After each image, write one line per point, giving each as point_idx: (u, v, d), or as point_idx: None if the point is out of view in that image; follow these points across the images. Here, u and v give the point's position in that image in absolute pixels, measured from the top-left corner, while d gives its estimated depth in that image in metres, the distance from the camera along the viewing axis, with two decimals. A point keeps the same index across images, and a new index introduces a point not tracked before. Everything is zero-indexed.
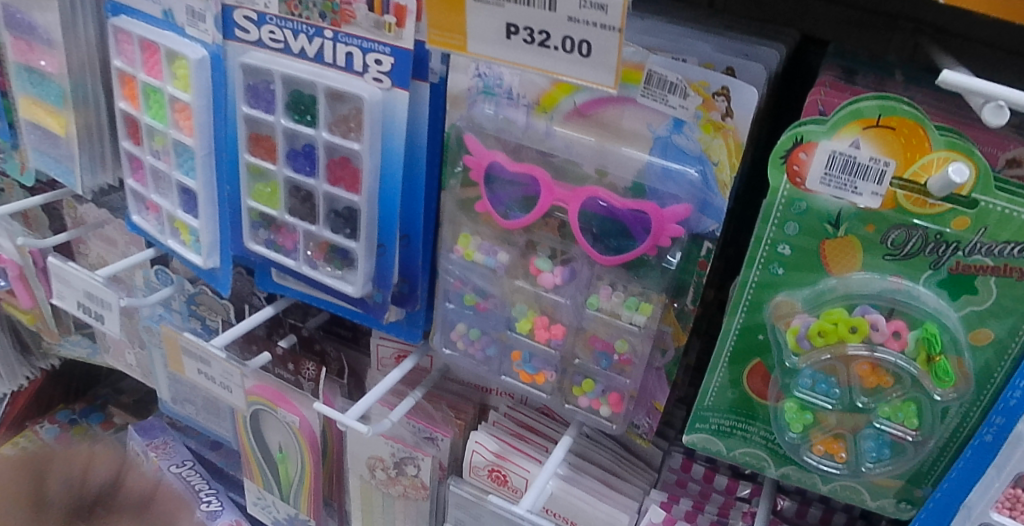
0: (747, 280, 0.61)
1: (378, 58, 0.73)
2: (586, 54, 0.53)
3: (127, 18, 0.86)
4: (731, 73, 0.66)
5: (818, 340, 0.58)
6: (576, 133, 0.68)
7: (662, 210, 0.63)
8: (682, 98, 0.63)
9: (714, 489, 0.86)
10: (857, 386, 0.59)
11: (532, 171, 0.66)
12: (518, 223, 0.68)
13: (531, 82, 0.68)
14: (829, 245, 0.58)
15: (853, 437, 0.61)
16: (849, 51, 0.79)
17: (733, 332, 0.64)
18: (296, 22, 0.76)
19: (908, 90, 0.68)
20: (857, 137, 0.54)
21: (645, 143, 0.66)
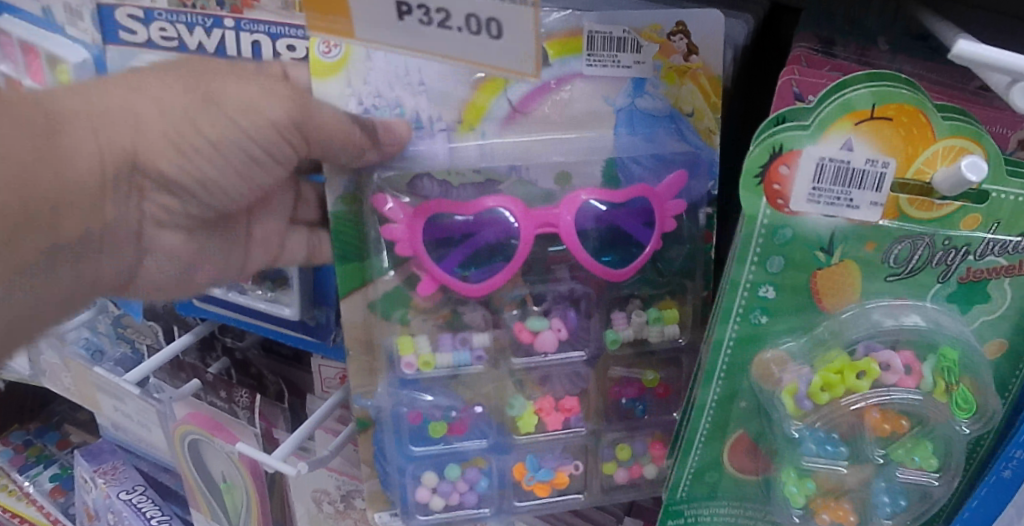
0: (724, 339, 0.52)
1: (292, 44, 0.64)
2: (495, 36, 0.38)
3: (8, 18, 0.77)
4: (682, 28, 0.57)
5: (822, 398, 0.49)
6: (522, 137, 0.58)
7: (657, 188, 0.57)
8: (634, 53, 0.57)
9: None
10: (869, 438, 0.50)
11: (500, 206, 0.55)
12: (489, 284, 0.57)
13: (444, 97, 0.57)
14: (820, 276, 0.51)
15: (862, 496, 0.53)
16: (823, 17, 0.70)
17: (709, 406, 0.54)
18: (188, 13, 0.64)
19: (895, 60, 0.59)
20: (850, 135, 0.46)
21: (607, 119, 0.59)
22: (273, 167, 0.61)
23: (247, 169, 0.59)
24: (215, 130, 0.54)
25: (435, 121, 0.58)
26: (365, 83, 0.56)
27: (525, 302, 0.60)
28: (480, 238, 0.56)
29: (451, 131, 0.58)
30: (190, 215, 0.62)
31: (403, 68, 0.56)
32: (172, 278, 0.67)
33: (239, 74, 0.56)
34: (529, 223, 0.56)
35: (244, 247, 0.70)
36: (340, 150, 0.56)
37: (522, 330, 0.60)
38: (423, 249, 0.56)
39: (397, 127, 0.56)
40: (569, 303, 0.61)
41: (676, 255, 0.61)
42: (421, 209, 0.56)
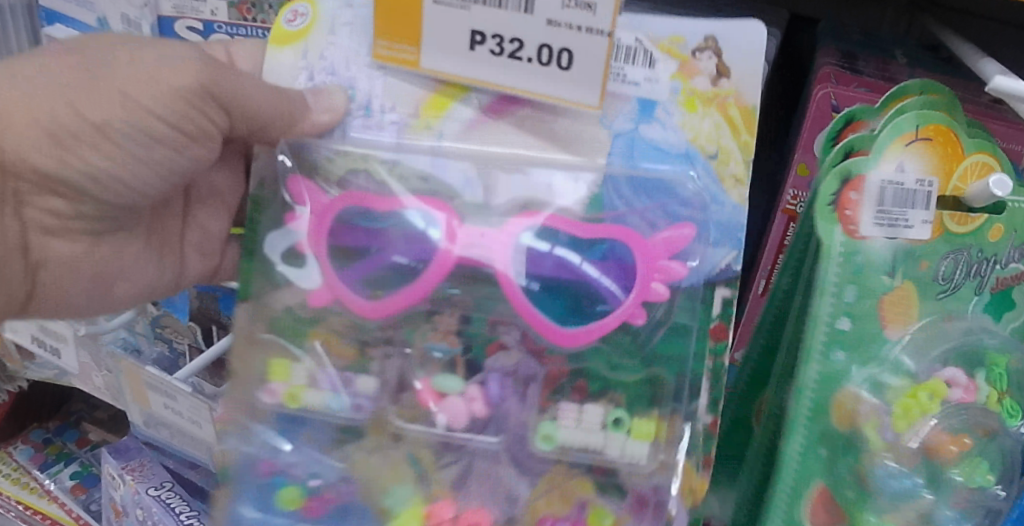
0: (806, 375, 0.54)
1: None
2: (566, 66, 0.48)
3: (62, 27, 0.81)
4: (710, 42, 0.54)
5: (899, 423, 0.52)
6: (483, 147, 0.54)
7: (645, 241, 0.51)
8: (647, 68, 0.54)
9: None
10: (946, 459, 0.53)
11: (419, 204, 0.52)
12: (389, 305, 0.51)
13: (397, 90, 0.54)
14: (887, 301, 0.55)
15: (935, 521, 0.54)
16: (842, 31, 0.74)
17: (796, 451, 0.54)
18: (249, 27, 0.67)
19: (914, 75, 0.63)
20: (902, 158, 0.52)
21: (597, 144, 0.54)
22: (189, 149, 0.58)
23: (156, 151, 0.57)
24: (99, 111, 0.54)
25: (386, 111, 0.55)
26: (319, 58, 0.57)
27: (453, 363, 0.54)
28: (387, 257, 0.52)
29: (402, 128, 0.55)
30: (87, 220, 0.61)
31: (363, 49, 0.55)
32: (93, 282, 0.66)
33: (140, 46, 0.56)
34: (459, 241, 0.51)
35: (178, 251, 0.71)
36: (280, 120, 0.56)
37: (425, 391, 0.53)
38: (326, 259, 0.52)
39: (336, 92, 0.55)
40: (506, 377, 0.53)
41: (659, 331, 0.52)
42: (327, 208, 0.51)
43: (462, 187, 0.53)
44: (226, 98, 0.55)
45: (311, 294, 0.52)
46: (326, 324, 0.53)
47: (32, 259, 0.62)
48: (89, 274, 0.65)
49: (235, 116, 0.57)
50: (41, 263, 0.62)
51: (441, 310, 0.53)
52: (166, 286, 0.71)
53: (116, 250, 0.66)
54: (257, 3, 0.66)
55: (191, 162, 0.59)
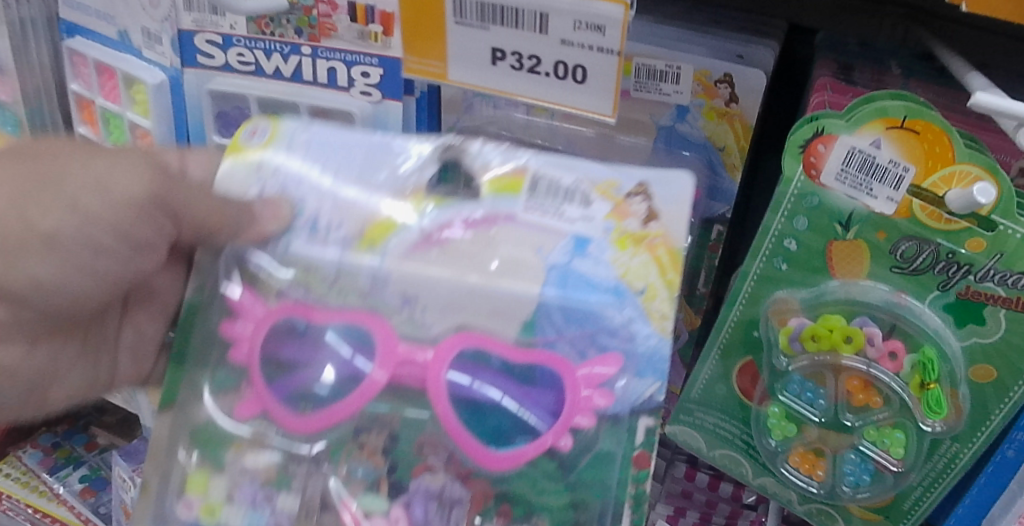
0: (748, 272, 0.61)
1: (365, 70, 0.64)
2: (580, 80, 0.50)
3: (83, 39, 0.83)
4: (728, 80, 0.60)
5: (810, 344, 0.59)
6: (429, 270, 0.53)
7: (575, 370, 0.50)
8: (583, 207, 0.52)
9: (720, 498, 0.79)
10: (844, 402, 0.60)
11: (355, 320, 0.53)
12: (326, 418, 0.52)
13: (344, 207, 0.54)
14: (838, 247, 0.58)
15: (833, 457, 0.62)
16: (839, 43, 0.76)
17: (728, 323, 0.64)
18: (267, 41, 0.67)
19: (907, 85, 0.66)
20: (879, 136, 0.53)
21: (537, 273, 0.51)
22: (137, 260, 0.58)
23: (97, 266, 0.56)
24: (47, 220, 0.53)
25: (331, 228, 0.54)
26: (273, 174, 0.56)
27: (376, 484, 0.52)
28: (314, 371, 0.53)
29: (347, 246, 0.54)
30: (24, 323, 0.60)
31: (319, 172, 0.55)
32: (21, 388, 0.64)
33: (97, 184, 0.53)
34: (390, 355, 0.52)
35: (111, 358, 0.69)
36: (228, 229, 0.54)
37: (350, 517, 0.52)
38: (258, 364, 0.54)
39: (282, 203, 0.55)
40: (429, 501, 0.51)
41: (585, 457, 0.49)
42: (269, 314, 0.54)
43: (400, 306, 0.53)
44: (180, 208, 0.55)
45: (246, 399, 0.54)
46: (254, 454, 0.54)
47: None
48: (20, 379, 0.64)
49: (186, 224, 0.56)
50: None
51: (371, 429, 0.53)
52: (97, 392, 0.70)
53: (49, 350, 0.65)
54: (276, 17, 0.65)
55: (138, 272, 0.59)
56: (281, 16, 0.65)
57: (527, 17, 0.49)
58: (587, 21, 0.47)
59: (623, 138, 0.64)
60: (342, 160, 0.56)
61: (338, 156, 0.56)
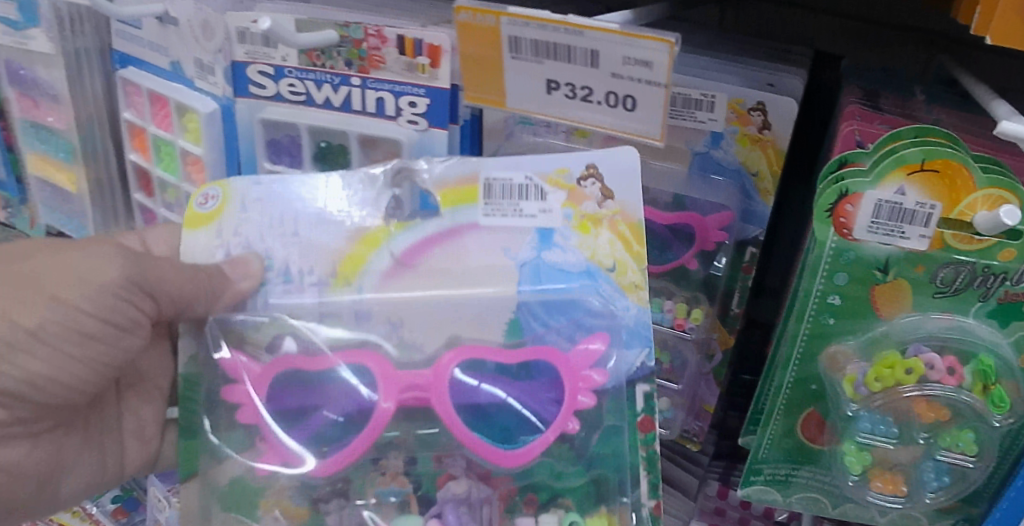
0: (798, 333, 0.59)
1: (412, 100, 0.68)
2: (631, 109, 0.53)
3: (135, 69, 0.86)
4: (761, 108, 0.62)
5: (875, 385, 0.57)
6: (405, 292, 0.58)
7: (566, 355, 0.56)
8: (540, 200, 0.58)
9: (753, 515, 0.81)
10: (915, 422, 0.57)
11: (354, 360, 0.56)
12: (336, 461, 0.55)
13: (312, 251, 0.59)
14: (880, 290, 0.57)
15: (913, 469, 0.59)
16: (863, 70, 0.78)
17: (785, 385, 0.61)
18: (318, 72, 0.70)
19: (932, 111, 0.68)
20: (902, 183, 0.53)
21: (509, 275, 0.58)
22: (122, 338, 0.60)
23: (78, 350, 0.58)
24: (31, 315, 0.56)
25: (305, 276, 0.59)
26: (234, 234, 0.60)
27: (406, 503, 0.58)
28: (319, 418, 0.56)
29: (324, 288, 0.59)
30: (24, 421, 0.61)
31: (277, 222, 0.60)
32: (32, 484, 0.65)
33: (68, 269, 0.57)
34: (389, 389, 0.55)
35: (119, 440, 0.70)
36: (206, 297, 0.58)
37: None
38: (269, 425, 0.56)
39: (250, 259, 0.59)
40: (459, 506, 0.57)
41: (595, 436, 0.57)
42: (263, 372, 0.57)
43: (388, 332, 0.58)
44: (154, 286, 0.58)
45: (261, 455, 0.57)
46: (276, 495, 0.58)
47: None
48: (28, 478, 0.64)
49: (160, 299, 0.58)
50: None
51: (387, 454, 0.57)
52: (110, 473, 0.70)
53: (54, 449, 0.65)
54: (327, 50, 0.69)
55: (122, 352, 0.61)
56: (332, 48, 0.69)
57: (577, 53, 0.52)
58: (635, 58, 0.50)
59: (657, 165, 0.67)
60: (293, 208, 0.60)
61: (288, 205, 0.60)
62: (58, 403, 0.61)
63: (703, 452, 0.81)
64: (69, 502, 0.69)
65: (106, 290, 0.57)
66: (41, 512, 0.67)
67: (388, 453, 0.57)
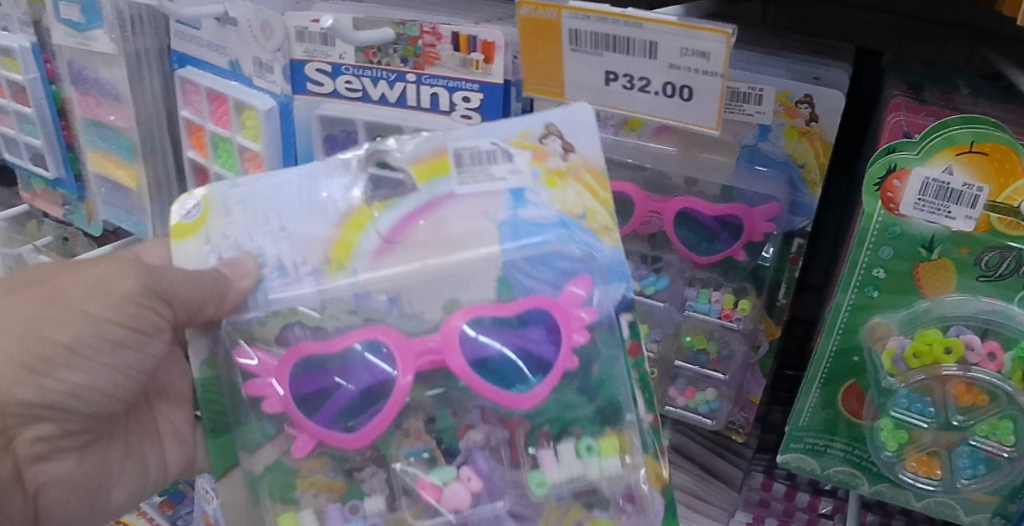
0: (842, 303, 0.61)
1: (466, 95, 0.71)
2: (687, 98, 0.56)
3: (193, 68, 0.89)
4: (809, 101, 0.63)
5: (913, 361, 0.58)
6: (398, 268, 0.57)
7: (556, 299, 0.56)
8: (508, 162, 0.57)
9: (797, 507, 0.80)
10: (953, 405, 0.58)
11: (368, 336, 0.54)
12: (366, 432, 0.54)
13: (307, 242, 0.57)
14: (925, 268, 0.58)
15: (947, 454, 0.59)
16: (906, 65, 0.79)
17: (827, 355, 0.63)
18: (375, 69, 0.74)
19: (978, 104, 0.68)
20: (950, 163, 0.54)
21: (491, 236, 0.58)
22: (148, 344, 0.62)
23: (113, 359, 0.61)
24: (63, 332, 0.59)
25: (300, 267, 0.57)
26: (223, 237, 0.57)
27: (433, 457, 0.57)
28: (341, 393, 0.55)
29: (319, 276, 0.57)
30: (72, 434, 0.64)
31: (263, 219, 0.57)
32: (83, 494, 0.68)
33: (86, 288, 0.60)
34: (406, 357, 0.55)
35: (158, 448, 0.73)
36: (214, 301, 0.55)
37: (422, 485, 0.56)
38: (297, 406, 0.54)
39: (245, 259, 0.56)
40: (482, 451, 0.57)
41: (592, 368, 0.57)
42: (285, 358, 0.54)
43: (389, 307, 0.57)
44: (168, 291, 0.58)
45: (295, 442, 0.54)
46: (310, 470, 0.56)
47: (28, 490, 0.64)
48: (78, 488, 0.67)
49: (177, 302, 0.58)
50: (38, 490, 0.65)
51: (406, 413, 0.57)
52: (153, 483, 0.73)
53: (98, 460, 0.69)
54: (384, 48, 0.73)
55: (151, 356, 0.64)
56: (389, 46, 0.72)
57: (637, 44, 0.55)
58: (693, 49, 0.53)
59: (707, 157, 0.69)
60: (277, 203, 0.57)
61: (274, 201, 0.57)
62: (97, 413, 0.64)
63: (747, 445, 0.84)
64: (120, 511, 0.72)
65: (124, 303, 0.60)
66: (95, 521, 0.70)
67: (409, 415, 0.57)
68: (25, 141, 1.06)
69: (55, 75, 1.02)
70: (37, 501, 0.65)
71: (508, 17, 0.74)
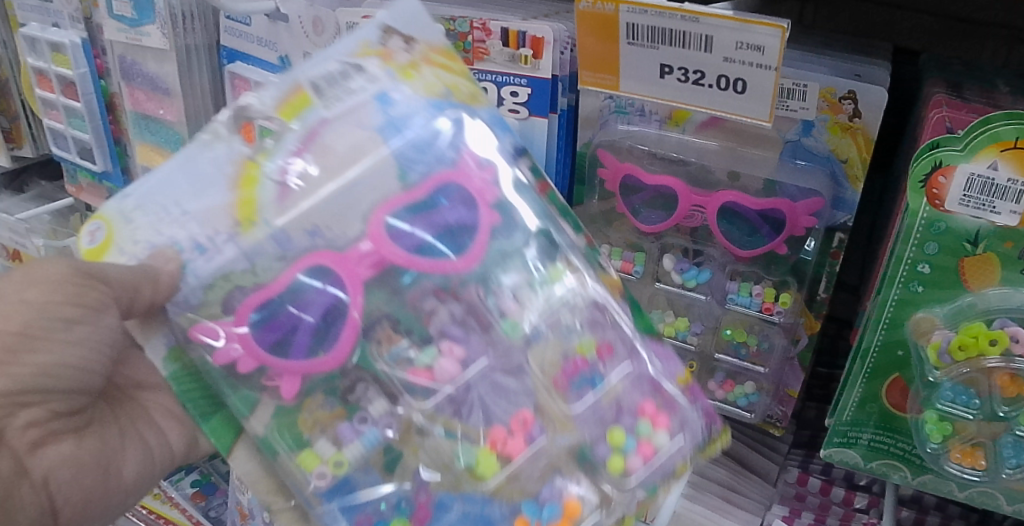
0: (887, 298, 0.62)
1: (514, 90, 0.72)
2: (741, 91, 0.58)
3: (241, 64, 0.91)
4: (852, 97, 0.65)
5: (958, 354, 0.58)
6: (306, 202, 0.56)
7: (457, 167, 0.57)
8: (361, 74, 0.59)
9: (832, 501, 0.81)
10: (998, 396, 0.58)
11: (311, 263, 0.55)
12: (338, 353, 0.55)
13: (212, 214, 0.56)
14: (970, 262, 0.59)
15: (992, 445, 0.60)
16: (945, 63, 0.80)
17: (872, 350, 0.63)
18: None
19: (1018, 101, 0.69)
20: (995, 159, 0.55)
21: (373, 141, 0.57)
22: (102, 318, 0.60)
23: (72, 334, 0.60)
24: (11, 321, 0.58)
25: (216, 238, 0.56)
26: (133, 240, 0.57)
27: (405, 351, 0.56)
28: (302, 326, 0.55)
29: (236, 240, 0.56)
30: (60, 415, 0.62)
31: (164, 212, 0.57)
32: (97, 474, 0.65)
33: (23, 279, 0.60)
34: (348, 266, 0.55)
35: (148, 426, 0.69)
36: (148, 284, 0.54)
37: (415, 372, 0.55)
38: (267, 354, 0.54)
39: (165, 252, 0.56)
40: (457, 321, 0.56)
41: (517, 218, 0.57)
42: (238, 320, 0.55)
43: (312, 240, 0.56)
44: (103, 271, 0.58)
45: (283, 384, 0.54)
46: (308, 409, 0.55)
47: (37, 479, 0.61)
48: (90, 468, 0.64)
49: (112, 286, 0.57)
50: (48, 477, 0.61)
51: (375, 325, 0.56)
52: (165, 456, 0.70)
53: (98, 440, 0.66)
54: None
55: (109, 330, 0.61)
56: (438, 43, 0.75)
57: (692, 38, 0.57)
58: (748, 43, 0.55)
59: (750, 152, 0.70)
60: (169, 194, 0.57)
61: (163, 188, 0.57)
62: (71, 390, 0.62)
63: (781, 440, 0.86)
64: (136, 493, 0.68)
65: (60, 282, 0.59)
66: (118, 505, 0.67)
67: (373, 327, 0.56)
68: (73, 135, 1.09)
69: (104, 70, 1.05)
70: (50, 491, 0.61)
71: (553, 15, 0.76)
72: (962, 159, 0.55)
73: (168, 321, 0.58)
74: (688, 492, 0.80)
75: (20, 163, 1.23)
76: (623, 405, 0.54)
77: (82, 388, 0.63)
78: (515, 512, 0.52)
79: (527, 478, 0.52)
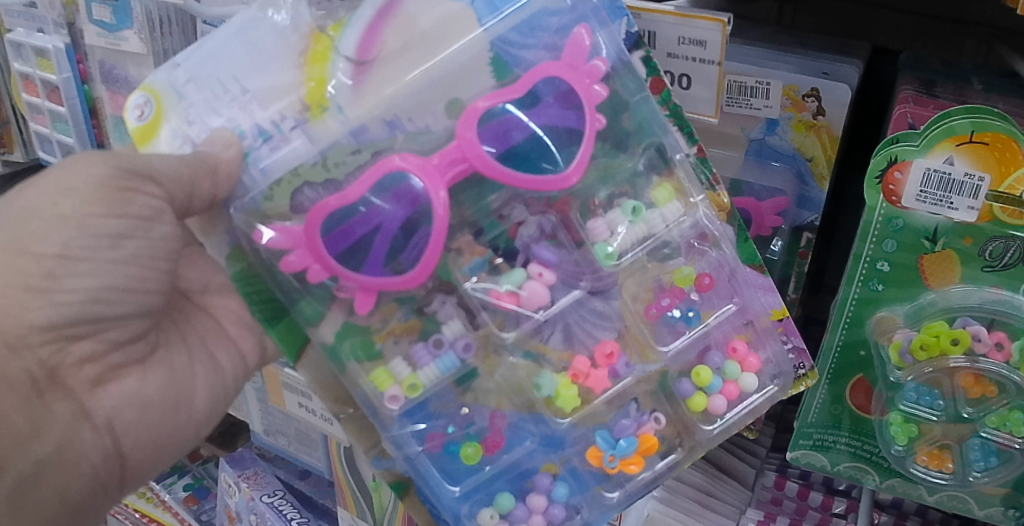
0: (847, 297, 0.61)
1: None
2: (685, 86, 0.60)
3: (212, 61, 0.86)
4: (816, 94, 0.65)
5: (919, 354, 0.58)
6: (384, 87, 0.52)
7: (564, 59, 0.52)
8: None
9: (809, 506, 0.79)
10: (962, 397, 0.58)
11: (395, 167, 0.50)
12: (422, 270, 0.50)
13: (279, 95, 0.53)
14: (928, 260, 0.58)
15: (958, 447, 0.60)
16: (921, 61, 0.78)
17: (834, 349, 0.63)
18: None
19: (989, 98, 0.67)
20: (950, 153, 0.54)
21: (466, 23, 0.53)
22: (153, 229, 0.59)
23: (118, 253, 0.58)
24: (48, 243, 0.56)
25: (282, 123, 0.53)
26: (188, 121, 0.55)
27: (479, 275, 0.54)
28: (387, 222, 0.50)
29: (304, 126, 0.52)
30: (126, 350, 0.63)
31: (220, 88, 0.54)
32: (164, 411, 0.65)
33: (60, 188, 0.57)
34: (432, 175, 0.50)
35: (208, 354, 0.69)
36: (206, 177, 0.52)
37: (500, 297, 0.54)
38: (340, 266, 0.50)
39: (223, 133, 0.53)
40: (541, 238, 0.55)
41: (625, 121, 0.56)
42: (309, 225, 0.50)
43: (389, 132, 0.52)
44: (143, 169, 0.55)
45: (357, 299, 0.51)
46: (383, 321, 0.53)
47: (97, 421, 0.61)
48: (157, 406, 0.64)
49: (167, 184, 0.55)
50: (111, 419, 0.62)
51: (453, 235, 0.54)
52: (232, 371, 0.70)
53: (166, 372, 0.66)
54: None
55: (162, 242, 0.60)
56: None
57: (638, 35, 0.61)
58: (691, 38, 0.59)
59: (712, 151, 0.70)
60: (230, 67, 0.54)
61: (225, 63, 0.54)
62: (122, 316, 0.60)
63: (759, 443, 0.85)
64: (207, 422, 0.69)
65: (95, 188, 0.56)
66: (192, 438, 0.67)
67: (456, 233, 0.54)
68: (59, 139, 1.07)
69: (88, 75, 1.02)
70: (115, 434, 0.62)
71: None
72: (917, 157, 0.55)
73: (229, 222, 0.56)
74: (662, 496, 0.79)
75: (14, 168, 1.23)
76: (712, 342, 0.58)
77: (137, 312, 0.61)
78: (586, 439, 0.57)
79: (613, 403, 0.57)
